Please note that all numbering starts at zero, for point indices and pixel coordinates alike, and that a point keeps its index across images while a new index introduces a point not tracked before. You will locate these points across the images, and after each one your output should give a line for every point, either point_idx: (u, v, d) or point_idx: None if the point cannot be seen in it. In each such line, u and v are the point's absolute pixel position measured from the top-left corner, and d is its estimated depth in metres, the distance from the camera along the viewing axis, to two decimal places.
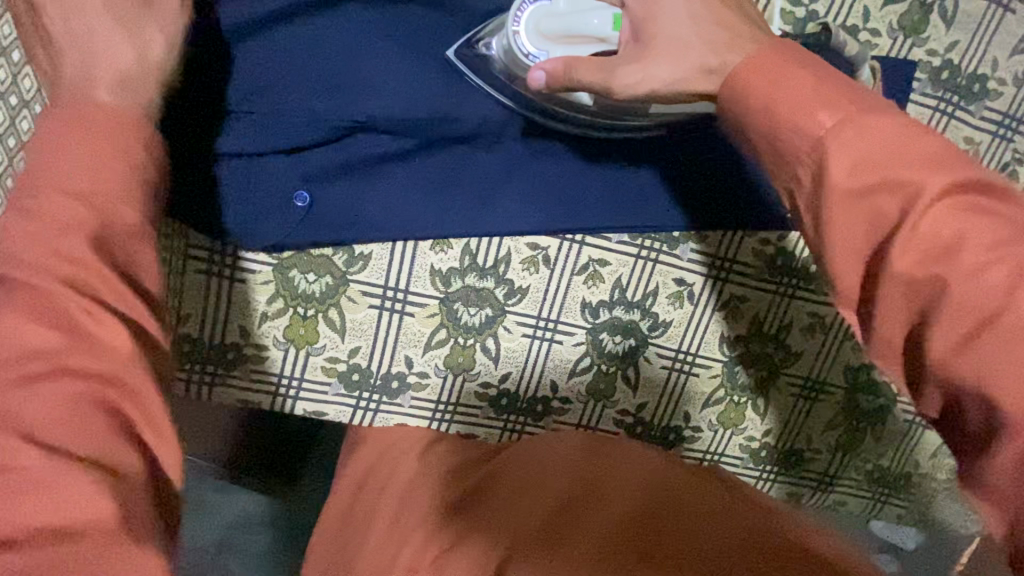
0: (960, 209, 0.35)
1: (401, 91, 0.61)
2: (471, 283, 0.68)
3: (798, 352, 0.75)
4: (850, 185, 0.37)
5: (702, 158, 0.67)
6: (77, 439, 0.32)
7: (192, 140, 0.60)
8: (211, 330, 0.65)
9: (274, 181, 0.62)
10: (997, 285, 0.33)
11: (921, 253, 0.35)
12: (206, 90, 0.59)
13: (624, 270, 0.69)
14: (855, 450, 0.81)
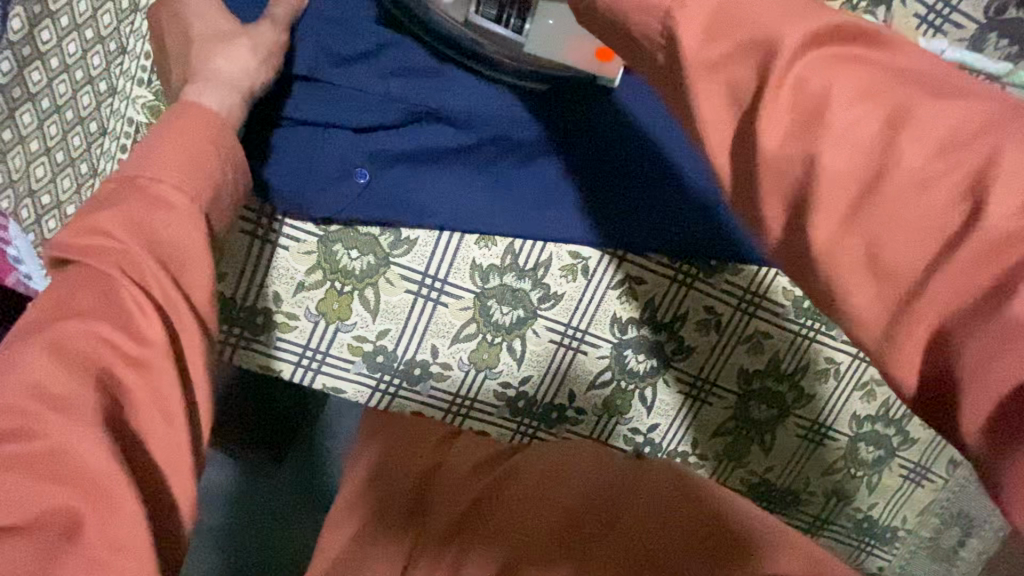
0: (833, 61, 0.26)
1: (469, 97, 0.62)
2: (508, 282, 0.68)
3: (810, 394, 0.77)
4: (701, 54, 0.29)
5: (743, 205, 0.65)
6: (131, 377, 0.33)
7: (267, 85, 0.59)
8: (245, 292, 0.65)
9: (338, 151, 0.61)
10: (870, 143, 0.25)
11: (789, 125, 0.26)
12: (292, 54, 0.59)
13: (657, 291, 0.71)
14: (848, 498, 0.83)
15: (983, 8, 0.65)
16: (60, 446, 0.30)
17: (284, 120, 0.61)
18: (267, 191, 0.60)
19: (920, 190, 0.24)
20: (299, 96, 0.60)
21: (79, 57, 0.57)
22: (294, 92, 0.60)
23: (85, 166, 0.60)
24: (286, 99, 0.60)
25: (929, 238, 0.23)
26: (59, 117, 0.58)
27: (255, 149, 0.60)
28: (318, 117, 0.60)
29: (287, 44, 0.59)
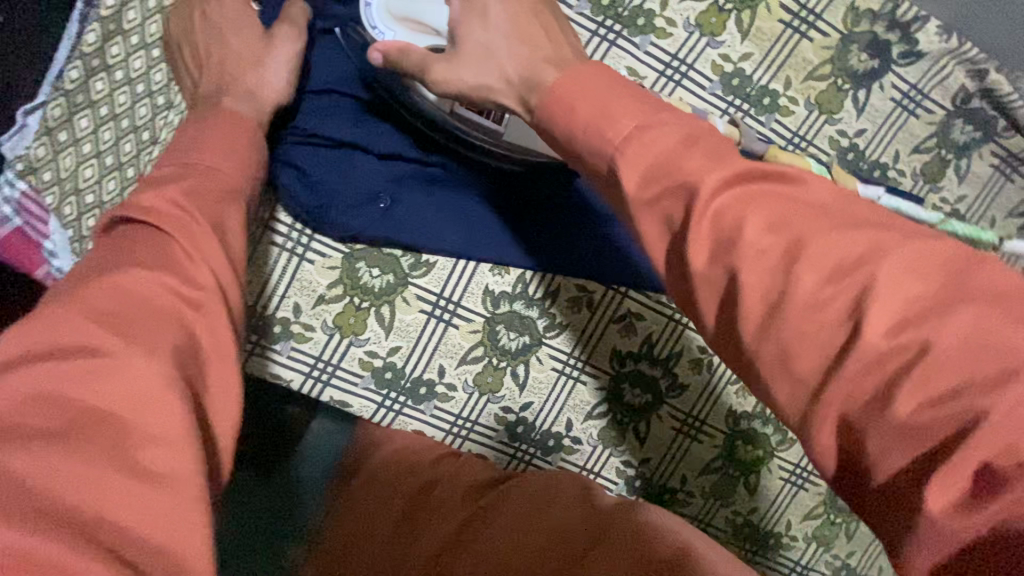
0: (746, 198, 0.30)
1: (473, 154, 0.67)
2: (517, 309, 0.72)
3: (793, 438, 0.81)
4: (640, 195, 0.33)
5: None
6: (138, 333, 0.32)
7: (308, 122, 0.63)
8: (265, 301, 0.67)
9: (361, 177, 0.65)
10: (772, 269, 0.28)
11: (707, 248, 0.30)
12: (320, 82, 0.63)
13: (655, 328, 0.75)
14: (828, 544, 0.85)
15: (950, 98, 0.73)
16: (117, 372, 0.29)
17: (309, 145, 0.64)
18: (286, 203, 0.65)
19: (813, 313, 0.27)
20: (331, 118, 0.64)
21: (143, 73, 0.63)
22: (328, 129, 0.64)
23: (132, 171, 0.65)
24: (309, 119, 0.63)
25: (822, 351, 0.27)
26: (116, 124, 0.62)
27: (295, 180, 0.64)
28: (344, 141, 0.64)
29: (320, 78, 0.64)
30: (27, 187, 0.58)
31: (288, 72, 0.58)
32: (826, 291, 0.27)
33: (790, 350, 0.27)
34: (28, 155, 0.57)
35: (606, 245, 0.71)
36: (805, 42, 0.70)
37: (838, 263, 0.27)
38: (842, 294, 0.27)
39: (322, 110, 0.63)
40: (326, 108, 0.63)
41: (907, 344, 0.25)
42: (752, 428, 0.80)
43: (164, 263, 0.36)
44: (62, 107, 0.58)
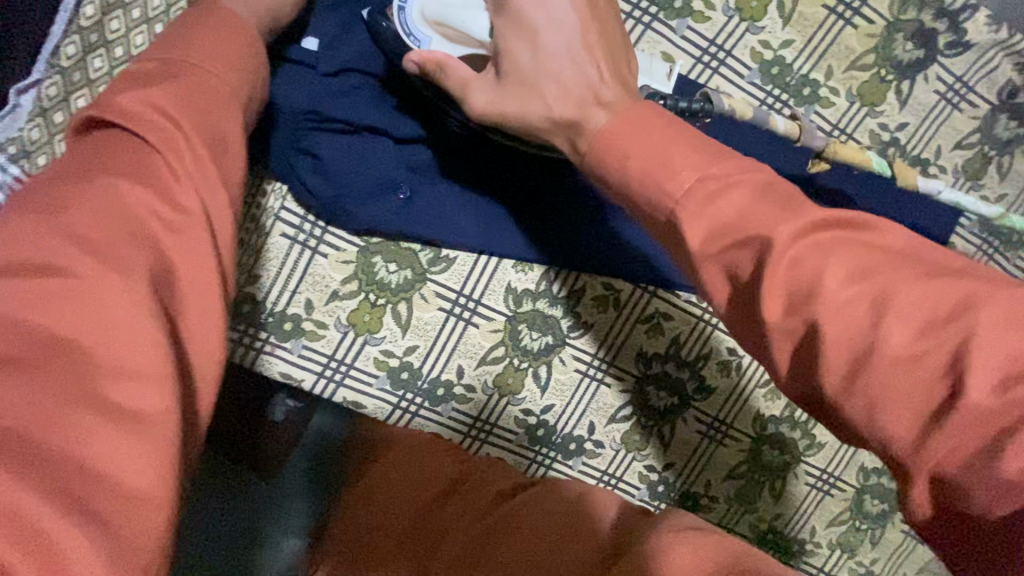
0: (822, 252, 0.30)
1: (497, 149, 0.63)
2: (541, 308, 0.69)
3: (821, 443, 0.78)
4: (702, 249, 0.33)
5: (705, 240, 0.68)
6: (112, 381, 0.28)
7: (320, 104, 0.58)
8: (275, 297, 0.63)
9: (378, 164, 0.61)
10: (857, 322, 0.29)
11: (782, 302, 0.30)
12: (339, 61, 0.59)
13: (683, 328, 0.72)
14: (853, 551, 0.83)
15: (996, 90, 0.70)
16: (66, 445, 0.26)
17: (323, 129, 0.59)
18: (296, 191, 0.60)
19: (902, 363, 0.28)
20: (349, 98, 0.59)
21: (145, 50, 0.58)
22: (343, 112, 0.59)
23: None
24: (326, 100, 0.58)
25: (917, 396, 0.27)
26: None
27: (308, 167, 0.60)
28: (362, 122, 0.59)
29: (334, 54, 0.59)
30: (19, 171, 0.54)
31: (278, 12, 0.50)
32: (922, 345, 0.28)
33: (878, 404, 0.28)
34: (22, 137, 0.53)
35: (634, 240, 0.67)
36: (848, 28, 0.66)
37: (930, 315, 0.28)
38: (937, 345, 0.27)
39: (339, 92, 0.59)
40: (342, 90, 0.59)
41: (1012, 406, 0.25)
42: (779, 432, 0.77)
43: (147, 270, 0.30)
44: (58, 86, 0.54)
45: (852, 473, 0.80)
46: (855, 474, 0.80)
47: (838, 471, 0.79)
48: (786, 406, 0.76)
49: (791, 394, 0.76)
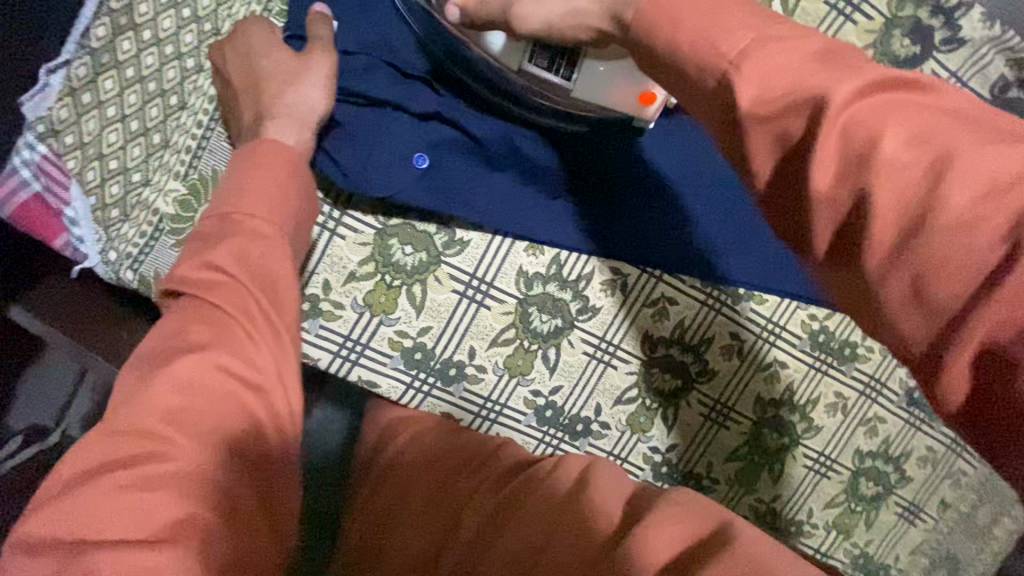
0: (881, 104, 0.30)
1: (532, 122, 0.67)
2: (550, 291, 0.71)
3: (818, 427, 0.80)
4: (753, 110, 0.32)
5: (711, 220, 0.72)
6: (219, 403, 0.40)
7: (345, 80, 0.61)
8: (295, 277, 0.65)
9: (398, 138, 0.63)
10: (906, 170, 0.29)
11: (835, 169, 0.30)
12: (364, 45, 0.62)
13: (688, 313, 0.74)
14: (848, 533, 0.85)
15: (989, 86, 0.73)
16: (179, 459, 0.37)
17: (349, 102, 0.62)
18: (321, 162, 0.62)
19: (960, 228, 0.27)
20: (372, 75, 0.62)
21: (172, 34, 0.59)
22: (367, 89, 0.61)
23: (158, 138, 0.60)
24: (352, 78, 0.61)
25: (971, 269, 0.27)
26: (142, 86, 0.59)
27: (333, 140, 0.62)
28: (383, 96, 0.61)
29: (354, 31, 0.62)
30: (47, 149, 0.57)
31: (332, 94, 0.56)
32: (981, 209, 0.27)
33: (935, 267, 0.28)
34: (51, 116, 0.56)
35: (645, 219, 0.70)
36: (849, 24, 0.69)
37: (994, 178, 0.27)
38: (1000, 208, 0.27)
39: (361, 63, 0.61)
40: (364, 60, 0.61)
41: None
42: (778, 415, 0.79)
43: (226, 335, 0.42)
44: (87, 66, 0.56)
45: (849, 457, 0.82)
46: (852, 458, 0.82)
47: (835, 453, 0.82)
48: (785, 390, 0.79)
49: (790, 379, 0.79)
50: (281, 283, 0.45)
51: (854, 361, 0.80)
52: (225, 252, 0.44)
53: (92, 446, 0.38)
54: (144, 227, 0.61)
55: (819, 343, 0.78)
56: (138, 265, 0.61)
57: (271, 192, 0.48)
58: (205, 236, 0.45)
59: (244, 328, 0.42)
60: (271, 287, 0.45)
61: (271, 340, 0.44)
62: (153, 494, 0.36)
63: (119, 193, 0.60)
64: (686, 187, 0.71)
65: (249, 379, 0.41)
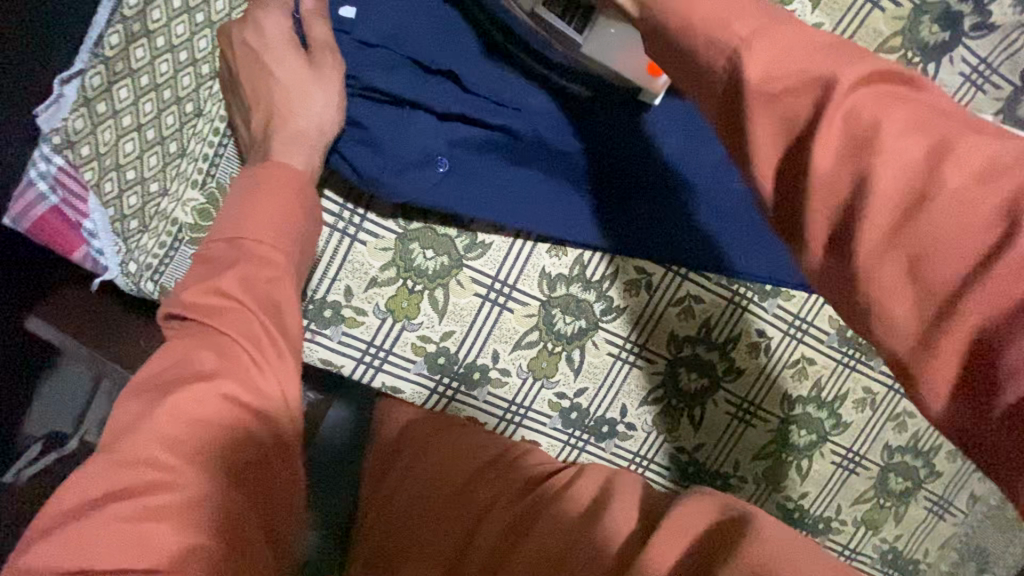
0: (884, 95, 0.28)
1: (566, 115, 0.64)
2: (574, 293, 0.70)
3: (846, 423, 0.79)
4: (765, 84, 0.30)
5: (755, 221, 0.67)
6: (219, 441, 0.36)
7: (362, 74, 0.58)
8: (316, 284, 0.64)
9: (419, 137, 0.60)
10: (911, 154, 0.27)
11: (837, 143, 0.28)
12: (387, 38, 0.58)
13: (714, 311, 0.73)
14: (877, 529, 0.84)
15: (1019, 73, 0.71)
16: (193, 495, 0.34)
17: (368, 99, 0.59)
18: (335, 163, 0.60)
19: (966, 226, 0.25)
20: (395, 73, 0.58)
21: (185, 40, 0.58)
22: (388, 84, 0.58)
23: (175, 147, 0.60)
24: (372, 75, 0.58)
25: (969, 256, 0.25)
26: (157, 95, 0.58)
27: (349, 136, 0.60)
28: (404, 96, 0.58)
29: (371, 20, 0.58)
30: (64, 162, 0.55)
31: (340, 106, 0.55)
32: (978, 191, 0.25)
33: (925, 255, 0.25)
34: (66, 128, 0.54)
35: (681, 221, 0.67)
36: (875, 12, 0.67)
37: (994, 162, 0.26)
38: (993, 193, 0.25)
39: (380, 56, 0.58)
40: (384, 53, 0.59)
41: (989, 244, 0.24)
42: (806, 412, 0.78)
43: (233, 363, 0.39)
44: (102, 75, 0.55)
45: (878, 453, 0.81)
46: (881, 453, 0.81)
47: (864, 448, 0.81)
48: (813, 386, 0.78)
49: (818, 375, 0.77)
50: (283, 305, 0.43)
51: (883, 355, 0.78)
52: (232, 277, 0.41)
53: (100, 472, 0.34)
54: (163, 238, 0.60)
55: (848, 338, 0.77)
56: (159, 276, 0.61)
57: (277, 214, 0.46)
58: (207, 261, 0.43)
59: (254, 357, 0.39)
60: (283, 311, 0.42)
61: (284, 369, 0.41)
62: (157, 523, 0.33)
63: (137, 204, 0.60)
64: (682, 159, 0.66)
65: (253, 406, 0.38)
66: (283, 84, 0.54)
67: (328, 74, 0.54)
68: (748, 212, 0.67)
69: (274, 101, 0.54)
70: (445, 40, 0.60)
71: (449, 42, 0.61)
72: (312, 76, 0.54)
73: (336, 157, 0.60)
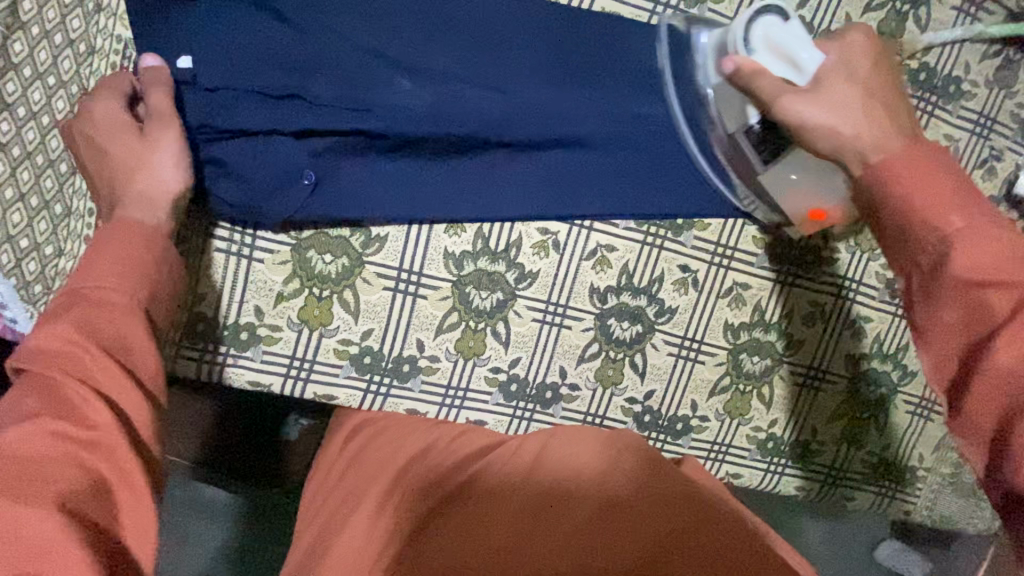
0: (916, 158, 0.42)
1: (422, 97, 0.61)
2: (483, 267, 0.70)
3: (799, 340, 0.77)
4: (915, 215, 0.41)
5: (641, 155, 0.68)
6: (41, 470, 0.40)
7: (210, 117, 0.59)
8: (225, 310, 0.66)
9: (280, 159, 0.60)
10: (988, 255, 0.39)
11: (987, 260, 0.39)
12: (224, 79, 0.58)
13: (630, 256, 0.71)
14: (861, 443, 0.81)
15: None
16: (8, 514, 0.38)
17: (222, 139, 0.60)
18: (210, 200, 0.62)
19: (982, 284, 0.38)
20: (237, 107, 0.58)
21: (44, 104, 0.60)
22: (232, 120, 0.59)
23: (60, 207, 0.62)
24: (219, 114, 0.59)
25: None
26: (31, 161, 0.60)
27: (212, 175, 0.61)
28: (255, 128, 0.59)
29: (205, 62, 0.58)
30: None
31: (181, 162, 0.57)
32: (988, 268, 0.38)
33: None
34: None
35: (569, 174, 0.67)
36: None
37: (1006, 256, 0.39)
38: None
39: (217, 97, 0.59)
40: (221, 94, 0.59)
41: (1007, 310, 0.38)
42: (756, 334, 0.76)
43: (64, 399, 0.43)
44: None
45: (843, 365, 0.78)
46: (846, 364, 0.78)
47: (827, 361, 0.78)
48: (756, 309, 0.75)
49: (758, 299, 0.75)
50: (131, 342, 0.48)
51: (822, 264, 0.75)
52: (69, 324, 0.46)
53: None
54: None
55: (779, 254, 0.75)
56: None
57: (119, 262, 0.50)
58: (47, 316, 0.46)
59: (83, 394, 0.44)
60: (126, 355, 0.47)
61: (117, 383, 0.46)
62: None
63: (37, 269, 0.62)
64: None
65: (80, 437, 0.42)
66: (121, 157, 0.56)
67: (158, 139, 0.56)
68: (628, 151, 0.68)
69: (114, 173, 0.56)
70: (276, 52, 0.59)
71: (282, 55, 0.59)
72: (146, 142, 0.56)
73: (208, 195, 0.62)
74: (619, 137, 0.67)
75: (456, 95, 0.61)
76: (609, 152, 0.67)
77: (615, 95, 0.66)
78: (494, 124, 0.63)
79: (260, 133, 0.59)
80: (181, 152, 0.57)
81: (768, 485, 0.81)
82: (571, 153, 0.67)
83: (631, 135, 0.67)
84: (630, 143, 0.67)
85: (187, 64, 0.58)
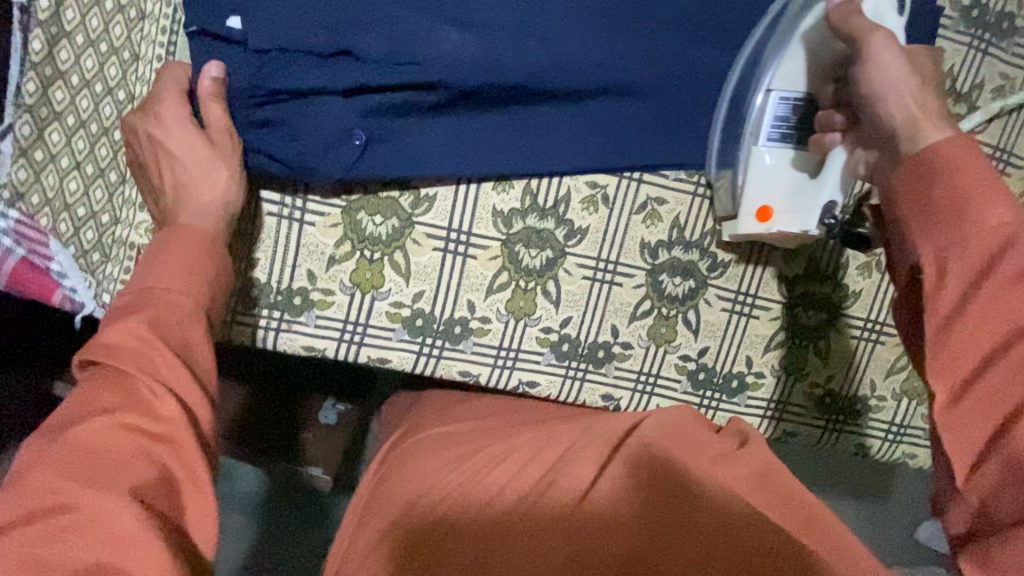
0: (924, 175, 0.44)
1: (469, 48, 0.59)
2: (532, 224, 0.69)
3: (855, 293, 0.75)
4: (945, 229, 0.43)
5: (690, 102, 0.67)
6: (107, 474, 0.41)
7: (260, 80, 0.58)
8: (278, 275, 0.66)
9: (331, 121, 0.59)
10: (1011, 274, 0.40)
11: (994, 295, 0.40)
12: (272, 39, 0.57)
13: (681, 208, 0.71)
14: (922, 397, 0.79)
15: None
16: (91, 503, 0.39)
17: (275, 102, 0.59)
18: (262, 163, 0.61)
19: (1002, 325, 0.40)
20: (288, 70, 0.58)
21: (97, 72, 0.60)
22: (283, 80, 0.58)
23: (115, 175, 0.62)
24: (268, 77, 0.58)
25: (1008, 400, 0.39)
26: (85, 130, 0.61)
27: (264, 136, 0.61)
28: (306, 88, 0.58)
29: (254, 22, 0.57)
30: (19, 214, 0.59)
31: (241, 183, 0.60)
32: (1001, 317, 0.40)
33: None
34: (11, 181, 0.58)
35: (623, 127, 0.67)
36: None
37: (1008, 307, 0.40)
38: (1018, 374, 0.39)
39: (266, 60, 0.58)
40: (272, 56, 0.58)
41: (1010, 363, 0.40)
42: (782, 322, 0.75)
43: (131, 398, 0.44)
44: (29, 123, 0.58)
45: None
46: None
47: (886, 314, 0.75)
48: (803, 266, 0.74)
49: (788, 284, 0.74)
50: (194, 347, 0.50)
51: None
52: (141, 323, 0.48)
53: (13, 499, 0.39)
54: (125, 264, 0.62)
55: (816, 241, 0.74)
56: None
57: (184, 268, 0.53)
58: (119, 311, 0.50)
59: (151, 391, 0.45)
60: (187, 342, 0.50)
61: (186, 386, 0.48)
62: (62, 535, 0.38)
63: (95, 237, 0.62)
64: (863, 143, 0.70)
65: (155, 434, 0.44)
66: (183, 158, 0.58)
67: (224, 151, 0.59)
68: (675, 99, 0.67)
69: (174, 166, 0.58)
70: (322, 8, 0.57)
71: (328, 12, 0.58)
72: (213, 158, 0.58)
73: (260, 157, 0.61)
74: (665, 82, 0.66)
75: (504, 43, 0.60)
76: (658, 99, 0.66)
77: (665, 43, 0.65)
78: (544, 75, 0.62)
79: (312, 93, 0.59)
80: (233, 161, 0.59)
81: (826, 443, 0.80)
82: (620, 104, 0.66)
83: (680, 80, 0.66)
84: (679, 91, 0.66)
85: (237, 25, 0.57)
